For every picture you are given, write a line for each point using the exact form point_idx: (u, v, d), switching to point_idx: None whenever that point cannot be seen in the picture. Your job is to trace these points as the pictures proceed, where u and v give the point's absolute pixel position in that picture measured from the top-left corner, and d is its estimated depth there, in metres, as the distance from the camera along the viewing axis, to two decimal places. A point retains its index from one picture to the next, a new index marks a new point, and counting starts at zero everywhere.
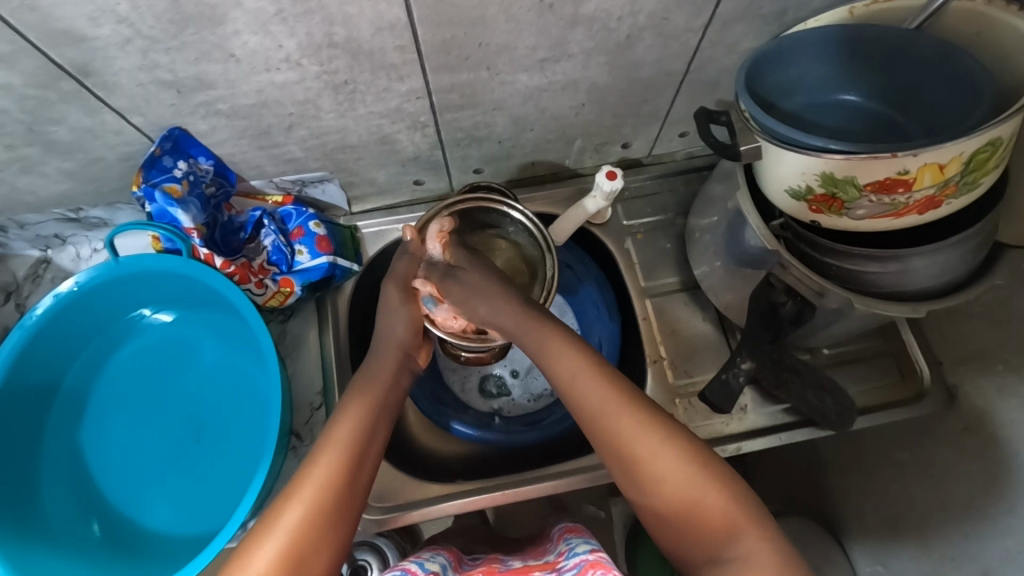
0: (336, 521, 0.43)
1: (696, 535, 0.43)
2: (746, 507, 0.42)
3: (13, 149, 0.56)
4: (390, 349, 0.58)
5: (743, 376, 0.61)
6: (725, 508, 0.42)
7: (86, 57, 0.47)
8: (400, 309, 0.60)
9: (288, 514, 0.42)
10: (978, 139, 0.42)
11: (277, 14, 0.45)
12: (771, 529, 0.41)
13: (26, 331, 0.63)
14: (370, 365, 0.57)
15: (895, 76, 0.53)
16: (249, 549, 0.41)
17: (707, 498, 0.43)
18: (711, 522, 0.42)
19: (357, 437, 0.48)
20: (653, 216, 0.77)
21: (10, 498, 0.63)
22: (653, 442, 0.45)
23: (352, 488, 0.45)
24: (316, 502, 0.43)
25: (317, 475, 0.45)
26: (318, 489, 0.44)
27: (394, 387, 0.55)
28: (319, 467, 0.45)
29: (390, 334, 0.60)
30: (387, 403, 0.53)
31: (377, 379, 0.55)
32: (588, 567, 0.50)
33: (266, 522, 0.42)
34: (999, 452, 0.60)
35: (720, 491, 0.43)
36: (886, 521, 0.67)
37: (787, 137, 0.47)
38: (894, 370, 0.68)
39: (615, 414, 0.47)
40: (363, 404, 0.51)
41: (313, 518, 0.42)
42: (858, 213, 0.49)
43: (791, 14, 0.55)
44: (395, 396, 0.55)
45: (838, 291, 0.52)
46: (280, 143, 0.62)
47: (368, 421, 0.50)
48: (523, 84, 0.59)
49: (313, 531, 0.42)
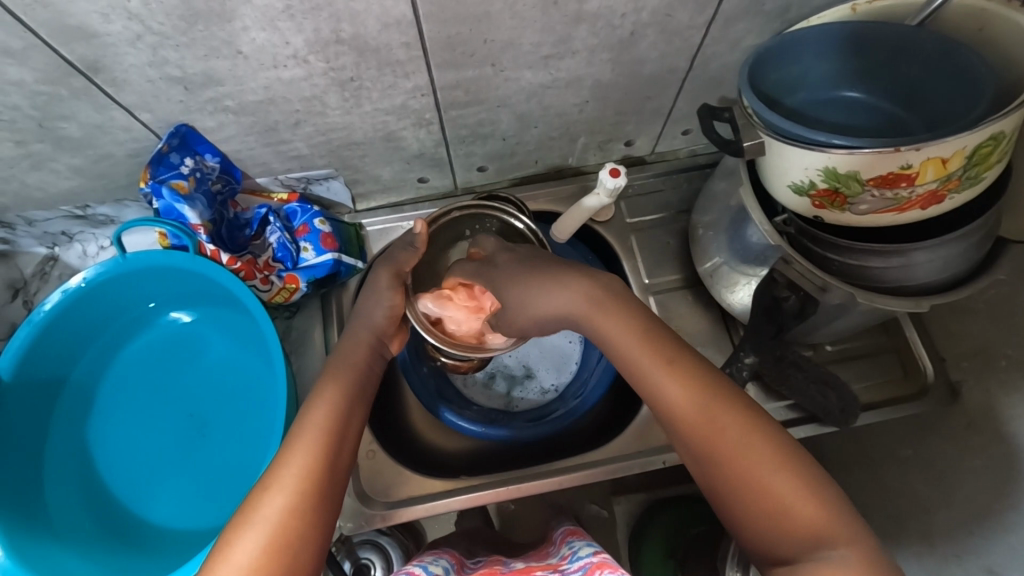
0: (318, 506, 0.43)
1: (780, 533, 0.38)
2: (832, 506, 0.38)
3: (23, 145, 0.57)
4: (365, 331, 0.59)
5: (746, 371, 0.62)
6: (804, 507, 0.38)
7: (96, 53, 0.47)
8: (385, 297, 0.60)
9: (269, 504, 0.41)
10: (980, 133, 0.42)
11: (285, 10, 0.45)
12: (852, 524, 0.37)
13: (35, 326, 0.63)
14: (345, 349, 0.57)
15: (896, 72, 0.53)
16: (230, 543, 0.40)
17: (789, 494, 0.38)
18: (797, 521, 0.38)
19: (333, 422, 0.48)
20: (656, 213, 0.78)
21: (14, 491, 0.63)
22: (731, 425, 0.41)
23: (332, 474, 0.45)
24: (297, 490, 0.42)
25: (296, 461, 0.44)
26: (298, 475, 0.43)
27: (366, 369, 0.55)
28: (298, 454, 0.45)
29: (368, 318, 0.60)
30: (362, 384, 0.53)
31: (350, 361, 0.55)
32: (594, 568, 0.50)
33: (246, 514, 0.41)
34: (1005, 446, 0.60)
35: (805, 486, 0.39)
36: (892, 519, 0.65)
37: (789, 133, 0.48)
38: (896, 367, 0.70)
39: (689, 392, 0.43)
40: (337, 388, 0.51)
41: (293, 506, 0.42)
42: (862, 208, 0.49)
43: (794, 11, 0.56)
44: (370, 379, 0.55)
45: (841, 287, 0.52)
46: (287, 139, 0.62)
47: (342, 406, 0.50)
48: (528, 81, 0.60)
49: (295, 519, 0.41)
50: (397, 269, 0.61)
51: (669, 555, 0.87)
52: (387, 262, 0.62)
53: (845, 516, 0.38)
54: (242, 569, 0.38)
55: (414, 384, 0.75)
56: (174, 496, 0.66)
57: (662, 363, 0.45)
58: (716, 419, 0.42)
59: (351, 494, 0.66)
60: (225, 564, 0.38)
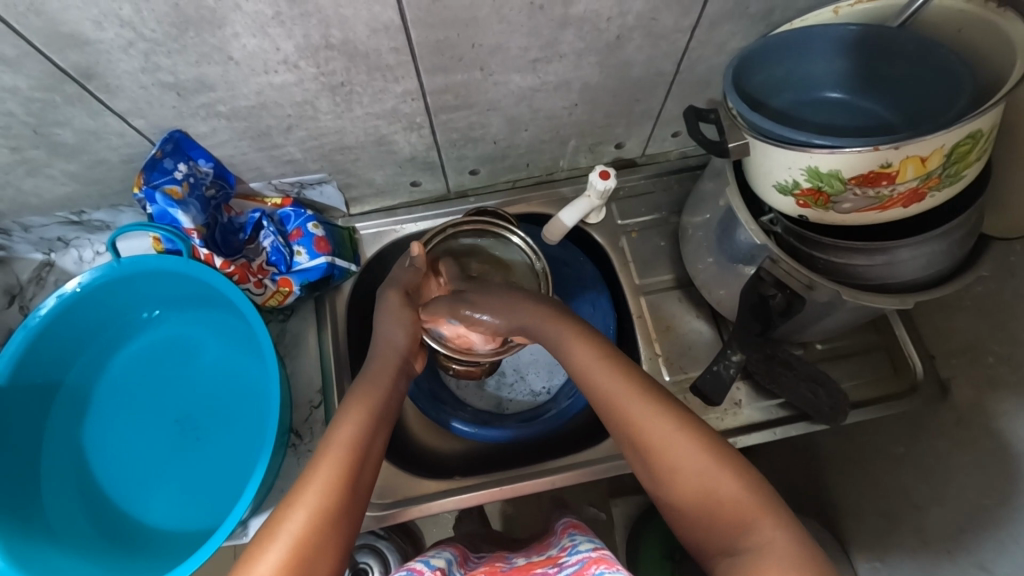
0: (341, 524, 0.44)
1: (715, 526, 0.41)
2: (764, 496, 0.41)
3: (18, 152, 0.58)
4: (389, 352, 0.58)
5: (734, 368, 0.63)
6: (737, 495, 0.41)
7: (90, 60, 0.48)
8: (400, 315, 0.59)
9: (292, 520, 0.42)
10: (959, 131, 0.43)
11: (274, 16, 0.46)
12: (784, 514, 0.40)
13: (30, 331, 0.64)
14: (370, 370, 0.56)
15: (880, 71, 0.54)
16: (252, 557, 0.41)
17: (724, 488, 0.42)
18: (729, 512, 0.41)
19: (358, 440, 0.49)
20: (647, 215, 0.78)
21: (11, 495, 0.63)
22: (668, 431, 0.45)
23: (354, 491, 0.46)
24: (320, 509, 0.43)
25: (318, 478, 0.45)
26: (322, 492, 0.44)
27: (393, 391, 0.54)
28: (321, 471, 0.46)
29: (388, 342, 0.59)
30: (388, 405, 0.53)
31: (378, 383, 0.54)
32: (593, 562, 0.50)
33: (270, 529, 0.42)
34: (996, 441, 0.58)
35: (738, 478, 0.42)
36: (885, 516, 0.67)
37: (770, 132, 0.49)
38: (886, 365, 0.70)
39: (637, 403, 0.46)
40: (362, 407, 0.51)
41: (317, 523, 0.43)
42: (845, 207, 0.50)
43: (777, 14, 0.57)
44: (395, 400, 0.55)
45: (827, 283, 0.52)
46: (279, 144, 0.63)
47: (368, 424, 0.50)
48: (517, 84, 0.61)
49: (317, 532, 0.42)
50: (405, 287, 0.61)
51: (667, 556, 0.86)
52: (391, 284, 0.62)
53: (771, 503, 0.41)
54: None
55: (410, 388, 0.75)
56: (170, 498, 0.67)
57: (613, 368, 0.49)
58: (658, 425, 0.45)
59: None
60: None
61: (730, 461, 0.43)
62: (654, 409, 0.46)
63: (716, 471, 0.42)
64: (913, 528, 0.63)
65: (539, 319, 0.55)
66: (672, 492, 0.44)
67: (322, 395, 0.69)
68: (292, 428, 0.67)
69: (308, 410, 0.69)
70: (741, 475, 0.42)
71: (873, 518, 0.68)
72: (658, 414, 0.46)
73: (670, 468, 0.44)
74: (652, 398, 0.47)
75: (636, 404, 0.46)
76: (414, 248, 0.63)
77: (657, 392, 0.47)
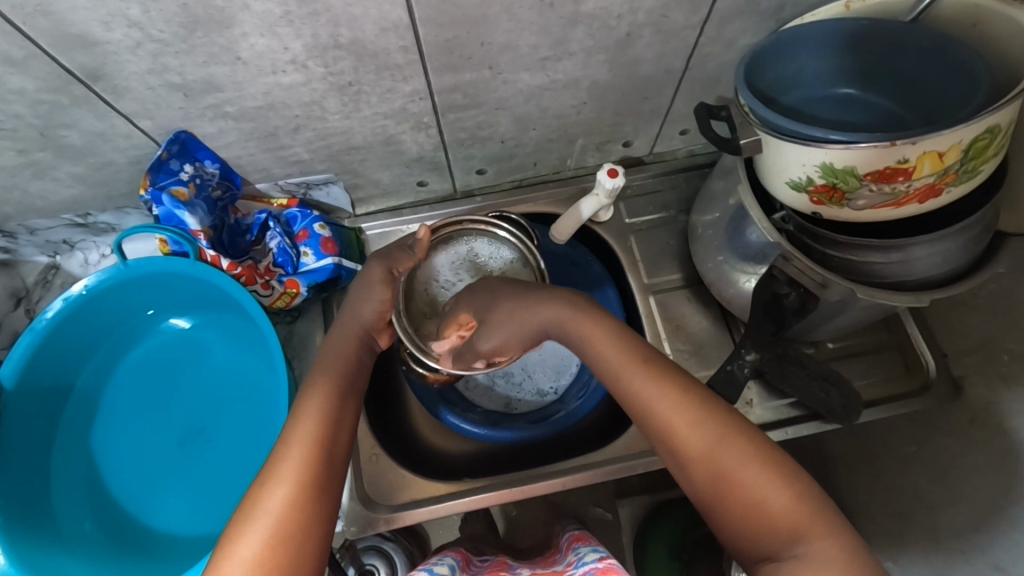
0: (318, 496, 0.43)
1: (761, 536, 0.41)
2: (813, 504, 0.40)
3: (25, 154, 0.57)
4: (352, 326, 0.58)
5: (747, 368, 0.62)
6: (786, 503, 0.40)
7: (97, 61, 0.48)
8: (377, 292, 0.59)
9: (270, 498, 0.42)
10: (977, 126, 0.43)
11: (283, 16, 0.46)
12: (837, 524, 0.39)
13: (38, 334, 0.63)
14: (336, 344, 0.57)
15: (892, 66, 0.53)
16: (232, 540, 0.40)
17: (771, 496, 0.41)
18: (777, 520, 0.40)
19: (328, 412, 0.48)
20: (655, 214, 0.78)
21: (18, 500, 0.62)
22: (710, 439, 0.44)
23: (331, 464, 0.46)
24: (297, 483, 0.43)
25: (295, 454, 0.45)
26: (298, 467, 0.44)
27: (356, 360, 0.55)
28: (296, 447, 0.45)
29: (356, 314, 0.58)
30: (350, 371, 0.54)
31: (338, 354, 0.55)
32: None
33: (247, 509, 0.42)
34: (1006, 441, 0.60)
35: (786, 485, 0.41)
36: (896, 516, 0.65)
37: (786, 129, 0.48)
38: (897, 363, 0.69)
39: (678, 407, 0.46)
40: (328, 381, 0.51)
41: (295, 498, 0.42)
42: (859, 204, 0.49)
43: (788, 9, 0.57)
44: (362, 370, 0.55)
45: (841, 282, 0.52)
46: (287, 144, 0.63)
47: (335, 394, 0.50)
48: (525, 83, 0.60)
49: (297, 509, 0.42)
50: (391, 266, 0.61)
51: (675, 556, 0.88)
52: (381, 258, 0.62)
53: (823, 511, 0.40)
54: (249, 562, 0.39)
55: (418, 391, 0.75)
56: (181, 500, 0.66)
57: (644, 369, 0.49)
58: (699, 433, 0.44)
59: (354, 498, 0.66)
60: (231, 558, 0.39)
61: (778, 468, 0.42)
62: (694, 415, 0.45)
63: (762, 477, 0.42)
64: (925, 527, 0.62)
65: (555, 320, 0.55)
66: (714, 498, 0.43)
67: None
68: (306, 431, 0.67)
69: None
70: (789, 482, 0.41)
71: (883, 518, 0.65)
72: (700, 422, 0.45)
73: (713, 476, 0.43)
74: (691, 405, 0.46)
75: (676, 410, 0.46)
76: (420, 232, 0.61)
77: (696, 396, 0.46)
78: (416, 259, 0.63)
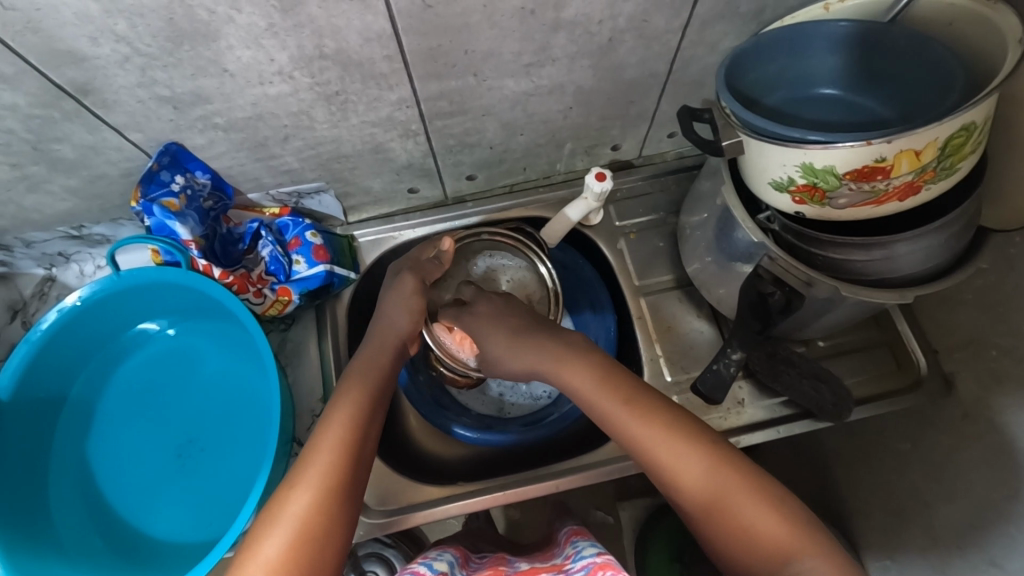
0: (339, 501, 0.47)
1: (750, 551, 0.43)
2: (794, 521, 0.42)
3: (18, 168, 0.58)
4: (388, 335, 0.61)
5: (734, 366, 0.63)
6: (770, 522, 0.43)
7: (87, 76, 0.49)
8: (409, 302, 0.61)
9: (294, 503, 0.45)
10: (952, 123, 0.43)
11: (268, 28, 0.47)
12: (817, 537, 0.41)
13: (32, 346, 0.64)
14: (367, 353, 0.59)
15: (872, 63, 0.54)
16: (257, 539, 0.44)
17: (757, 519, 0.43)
18: (762, 538, 0.42)
19: (357, 423, 0.52)
20: (645, 216, 0.78)
21: (13, 508, 0.63)
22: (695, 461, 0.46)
23: (354, 473, 0.49)
24: (320, 489, 0.46)
25: (321, 459, 0.48)
26: (324, 474, 0.47)
27: (389, 372, 0.58)
28: (323, 453, 0.49)
29: (391, 322, 0.62)
30: (382, 386, 0.56)
31: (373, 363, 0.58)
32: (598, 569, 0.50)
33: (275, 510, 0.45)
34: (998, 436, 0.58)
35: (766, 503, 0.44)
36: (893, 513, 0.67)
37: (765, 129, 0.49)
38: (889, 359, 0.70)
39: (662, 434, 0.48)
40: (360, 390, 0.55)
41: (318, 505, 0.45)
42: (841, 203, 0.50)
43: (768, 12, 0.58)
44: (390, 382, 0.58)
45: (825, 280, 0.52)
46: (277, 154, 0.64)
47: (365, 405, 0.53)
48: (511, 89, 0.61)
49: (318, 513, 0.45)
50: (422, 277, 0.63)
51: (674, 559, 0.86)
52: (412, 270, 0.64)
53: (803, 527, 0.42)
54: (271, 561, 0.42)
55: (413, 395, 0.76)
56: (175, 510, 0.67)
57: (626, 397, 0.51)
58: (683, 457, 0.47)
59: None
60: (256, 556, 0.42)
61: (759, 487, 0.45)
62: (674, 440, 0.48)
63: (745, 497, 0.44)
64: (922, 524, 0.63)
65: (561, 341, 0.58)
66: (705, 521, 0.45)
67: (323, 403, 0.69)
68: (295, 436, 0.67)
69: (309, 418, 0.69)
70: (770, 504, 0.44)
71: (881, 515, 0.68)
72: (681, 445, 0.47)
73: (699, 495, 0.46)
74: (675, 429, 0.48)
75: (660, 434, 0.48)
76: (444, 242, 0.66)
77: (677, 421, 0.49)
78: (439, 269, 0.66)
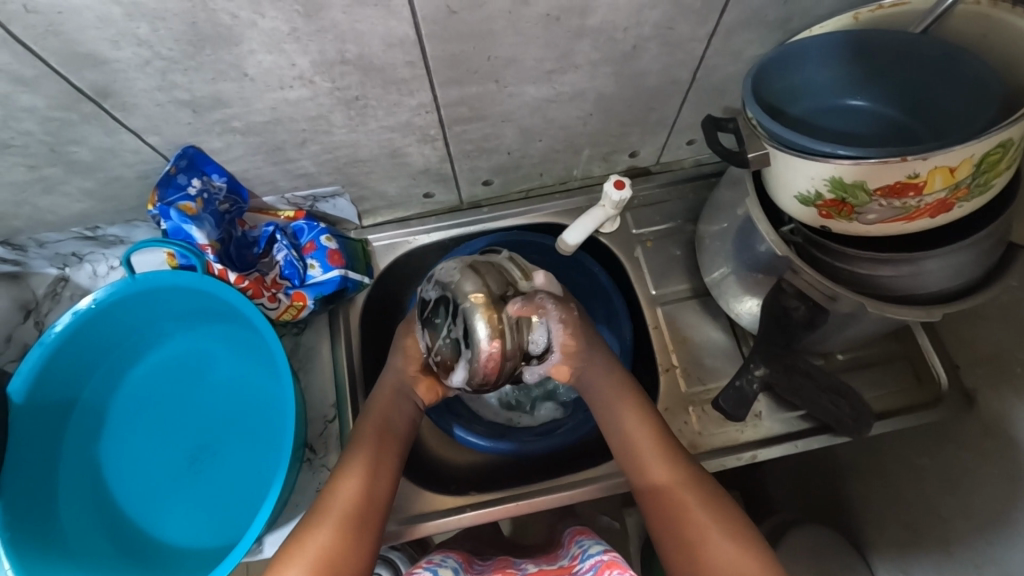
0: (359, 532, 0.51)
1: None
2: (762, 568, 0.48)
3: (35, 169, 0.58)
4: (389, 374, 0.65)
5: (757, 382, 0.61)
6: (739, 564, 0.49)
7: (106, 79, 0.48)
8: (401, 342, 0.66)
9: (317, 536, 0.49)
10: (990, 140, 0.42)
11: (291, 33, 0.46)
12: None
13: (46, 349, 0.63)
14: (380, 392, 0.64)
15: (900, 76, 0.53)
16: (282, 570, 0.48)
17: (722, 551, 0.50)
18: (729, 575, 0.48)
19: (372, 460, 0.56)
20: (662, 224, 0.78)
21: (25, 508, 0.63)
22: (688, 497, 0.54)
23: (370, 511, 0.53)
24: (338, 524, 0.50)
25: (341, 494, 0.52)
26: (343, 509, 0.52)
27: (401, 410, 0.63)
28: (343, 488, 0.53)
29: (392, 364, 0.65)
30: (393, 424, 0.61)
31: (380, 404, 0.62)
32: (604, 567, 0.51)
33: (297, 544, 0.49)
34: (1018, 453, 0.57)
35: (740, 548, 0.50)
36: (907, 526, 0.66)
37: (794, 143, 0.48)
38: (909, 373, 0.69)
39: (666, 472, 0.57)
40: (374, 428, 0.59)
41: (338, 535, 0.50)
42: (869, 218, 0.49)
43: (795, 21, 0.56)
44: (403, 416, 0.62)
45: (849, 295, 0.51)
46: (294, 158, 0.63)
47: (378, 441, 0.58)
48: (531, 95, 0.60)
49: (337, 545, 0.49)
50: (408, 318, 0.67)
51: None
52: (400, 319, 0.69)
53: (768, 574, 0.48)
54: None
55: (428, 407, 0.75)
56: (186, 514, 0.67)
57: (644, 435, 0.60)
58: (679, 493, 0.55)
59: None
60: None
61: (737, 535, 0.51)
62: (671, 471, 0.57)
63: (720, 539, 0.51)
64: (936, 538, 0.62)
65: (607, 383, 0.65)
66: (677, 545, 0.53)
67: (336, 409, 0.69)
68: (307, 444, 0.66)
69: (321, 424, 0.68)
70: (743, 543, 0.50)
71: (895, 528, 0.68)
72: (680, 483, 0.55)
73: (682, 530, 0.53)
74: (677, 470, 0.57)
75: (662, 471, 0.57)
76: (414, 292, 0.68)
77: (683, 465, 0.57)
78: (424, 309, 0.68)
